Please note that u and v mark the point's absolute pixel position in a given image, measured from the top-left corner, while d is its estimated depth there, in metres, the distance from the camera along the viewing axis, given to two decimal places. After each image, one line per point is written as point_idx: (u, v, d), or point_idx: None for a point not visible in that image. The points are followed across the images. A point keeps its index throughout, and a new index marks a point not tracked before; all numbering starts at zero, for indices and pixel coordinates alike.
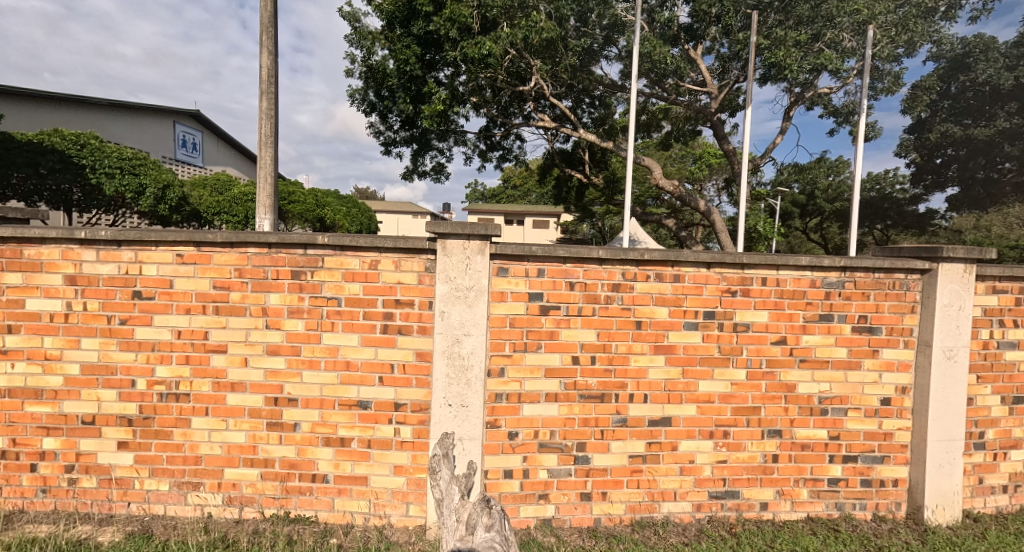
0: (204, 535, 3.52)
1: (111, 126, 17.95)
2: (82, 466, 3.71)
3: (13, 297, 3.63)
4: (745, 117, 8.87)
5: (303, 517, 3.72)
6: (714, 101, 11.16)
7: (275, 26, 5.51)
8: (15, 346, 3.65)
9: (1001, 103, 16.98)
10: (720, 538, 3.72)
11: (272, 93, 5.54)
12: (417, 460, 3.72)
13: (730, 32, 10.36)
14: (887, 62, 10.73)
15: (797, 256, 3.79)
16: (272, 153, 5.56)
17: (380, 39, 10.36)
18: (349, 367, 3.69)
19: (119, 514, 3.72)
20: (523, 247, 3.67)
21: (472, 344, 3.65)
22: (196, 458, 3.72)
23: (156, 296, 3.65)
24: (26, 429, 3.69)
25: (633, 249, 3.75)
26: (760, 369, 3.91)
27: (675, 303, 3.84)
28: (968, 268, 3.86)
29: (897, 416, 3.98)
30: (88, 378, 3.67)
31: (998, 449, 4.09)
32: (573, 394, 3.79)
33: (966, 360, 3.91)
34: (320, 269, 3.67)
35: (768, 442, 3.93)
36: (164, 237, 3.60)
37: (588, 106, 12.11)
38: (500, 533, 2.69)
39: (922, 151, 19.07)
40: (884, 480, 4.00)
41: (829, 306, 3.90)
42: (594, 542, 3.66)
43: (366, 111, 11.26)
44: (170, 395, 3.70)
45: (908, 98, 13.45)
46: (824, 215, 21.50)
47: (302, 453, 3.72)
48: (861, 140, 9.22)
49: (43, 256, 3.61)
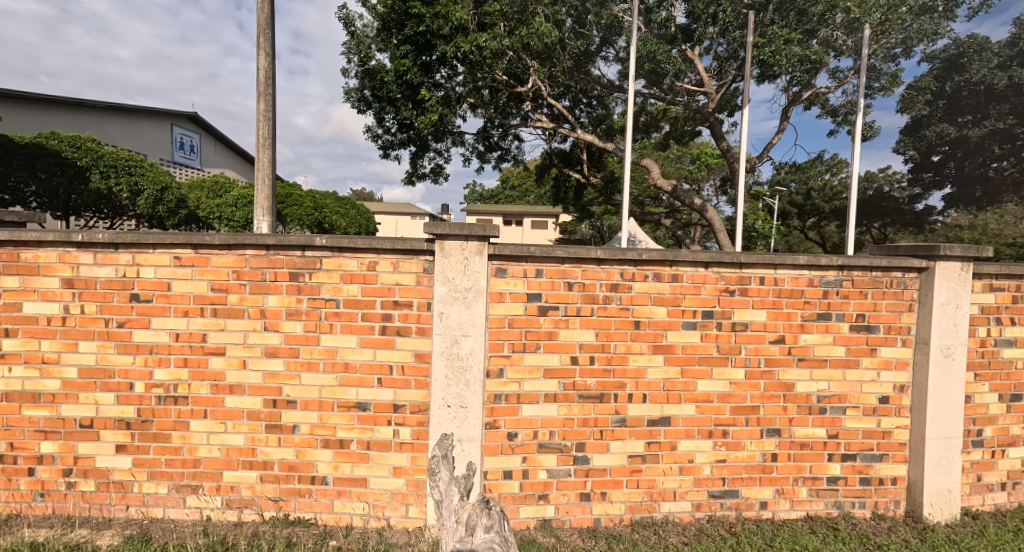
0: (203, 538, 3.52)
1: (107, 128, 17.90)
2: (80, 470, 3.70)
3: (11, 301, 3.62)
4: (743, 116, 8.86)
5: (302, 519, 3.72)
6: (712, 101, 11.18)
7: (272, 28, 5.50)
8: (12, 350, 3.64)
9: (994, 102, 17.27)
10: (720, 538, 3.71)
11: (269, 95, 5.53)
12: (417, 462, 3.71)
13: (728, 31, 10.34)
14: (883, 61, 10.75)
15: (794, 256, 3.80)
16: (270, 155, 5.55)
17: (376, 42, 10.34)
18: (348, 369, 3.69)
19: (118, 518, 3.71)
20: (521, 248, 3.67)
21: (471, 345, 3.65)
22: (195, 461, 3.71)
23: (154, 299, 3.64)
24: (24, 433, 3.67)
25: (631, 249, 3.75)
26: (758, 368, 3.91)
27: (674, 302, 3.84)
28: (965, 266, 3.87)
29: (896, 415, 3.99)
30: (85, 381, 3.66)
31: (996, 446, 4.10)
32: (572, 395, 3.79)
33: (963, 358, 3.92)
34: (318, 270, 3.66)
35: (767, 442, 3.94)
36: (162, 240, 3.59)
37: (586, 106, 12.10)
38: (499, 533, 2.69)
39: (919, 149, 19.00)
40: (883, 478, 4.01)
41: (827, 305, 3.91)
42: (594, 542, 3.66)
43: (364, 112, 11.25)
44: (168, 398, 3.69)
45: (906, 97, 13.45)
46: (822, 214, 21.52)
47: (301, 455, 3.72)
48: (857, 139, 9.24)
49: (41, 259, 3.61)
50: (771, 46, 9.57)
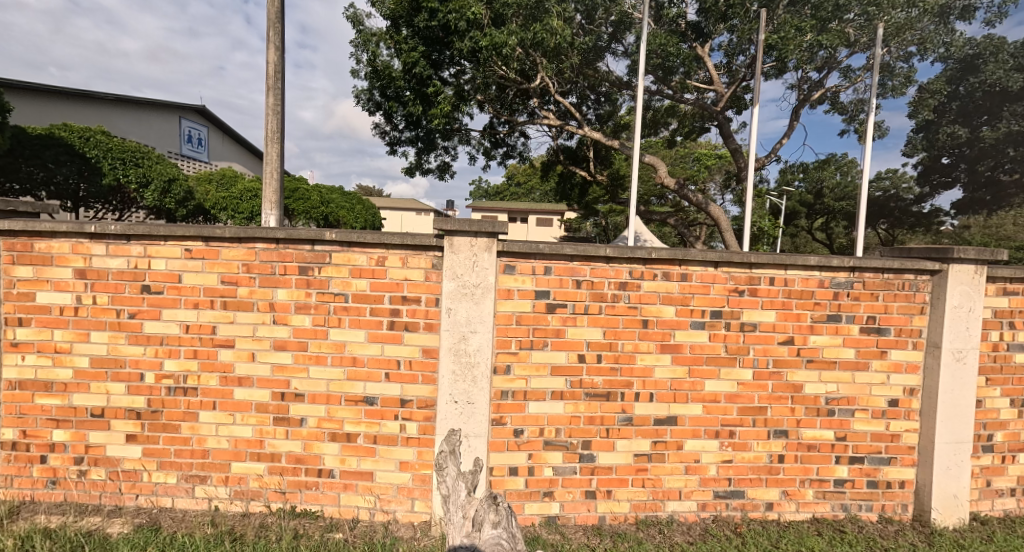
0: (211, 528, 3.55)
1: (118, 121, 18.07)
2: (91, 458, 3.74)
3: (25, 290, 3.66)
4: (753, 116, 8.77)
5: (308, 511, 3.74)
6: (721, 99, 11.10)
7: (281, 22, 5.51)
8: (26, 339, 3.68)
9: (1007, 104, 16.48)
10: (725, 538, 3.70)
11: (278, 89, 5.54)
12: (423, 457, 3.74)
13: (739, 28, 10.22)
14: (897, 60, 10.62)
15: (804, 257, 3.77)
16: (278, 149, 5.55)
17: (385, 40, 10.38)
18: (356, 364, 3.71)
19: (129, 506, 3.76)
20: (530, 245, 3.66)
21: (478, 341, 3.66)
22: (203, 452, 3.75)
23: (165, 291, 3.68)
24: (37, 421, 3.72)
25: (640, 247, 3.74)
26: (766, 369, 3.90)
27: (682, 302, 3.83)
28: (979, 269, 3.83)
29: (904, 418, 3.96)
30: (97, 371, 3.71)
31: (1006, 452, 4.06)
32: (579, 393, 3.79)
33: (975, 362, 3.88)
34: (327, 265, 3.67)
35: (774, 443, 3.92)
36: (173, 232, 3.62)
37: (594, 103, 12.01)
38: (507, 529, 2.69)
39: (927, 152, 18.95)
40: (891, 481, 3.99)
41: (837, 307, 3.88)
42: (599, 541, 3.65)
43: (372, 112, 11.36)
44: (177, 389, 3.72)
45: (915, 99, 13.32)
46: (831, 214, 21.37)
47: (308, 448, 3.74)
48: (870, 138, 9.12)
49: (54, 250, 3.64)
50: (782, 37, 9.53)
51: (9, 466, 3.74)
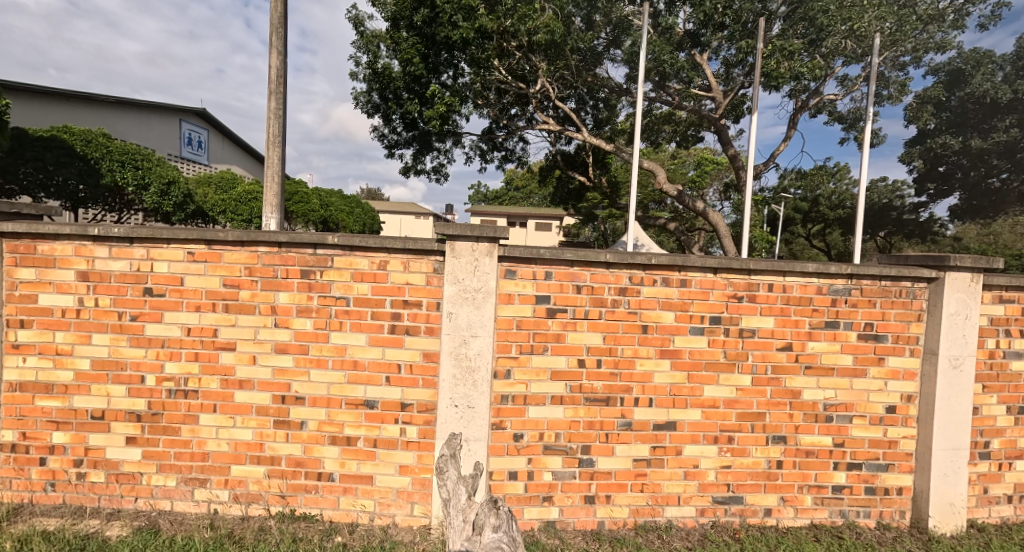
0: (210, 531, 3.55)
1: (119, 123, 18.12)
2: (91, 461, 3.75)
3: (26, 292, 3.67)
4: (751, 122, 8.83)
5: (308, 515, 3.74)
6: (720, 107, 11.20)
7: (283, 27, 5.54)
8: (27, 341, 3.69)
9: (1000, 115, 16.89)
10: (723, 543, 3.73)
11: (279, 93, 5.57)
12: (423, 460, 3.75)
13: (736, 38, 10.30)
14: (892, 69, 10.75)
15: (803, 263, 3.80)
16: (279, 153, 5.56)
17: (385, 41, 10.44)
18: (356, 367, 3.72)
19: (126, 509, 3.76)
20: (531, 250, 3.68)
21: (478, 345, 3.67)
22: (203, 455, 3.75)
23: (168, 293, 3.69)
24: (36, 423, 3.72)
25: (640, 253, 3.76)
26: (764, 375, 3.92)
27: (681, 307, 3.85)
28: (974, 277, 3.86)
29: (902, 424, 3.99)
30: (99, 373, 3.72)
31: (1003, 459, 4.08)
32: (579, 397, 3.81)
33: (972, 369, 3.91)
34: (329, 268, 3.69)
35: (772, 448, 3.94)
36: (175, 235, 3.64)
37: (592, 108, 12.04)
38: (507, 533, 2.68)
39: (926, 160, 18.68)
40: (888, 487, 4.01)
41: (835, 313, 3.90)
42: (597, 544, 3.69)
43: (371, 114, 11.37)
44: (178, 391, 3.73)
45: (915, 105, 13.34)
46: (827, 221, 21.56)
47: (308, 451, 3.75)
48: (866, 144, 9.14)
49: (56, 252, 3.66)
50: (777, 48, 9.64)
51: (8, 468, 3.73)
